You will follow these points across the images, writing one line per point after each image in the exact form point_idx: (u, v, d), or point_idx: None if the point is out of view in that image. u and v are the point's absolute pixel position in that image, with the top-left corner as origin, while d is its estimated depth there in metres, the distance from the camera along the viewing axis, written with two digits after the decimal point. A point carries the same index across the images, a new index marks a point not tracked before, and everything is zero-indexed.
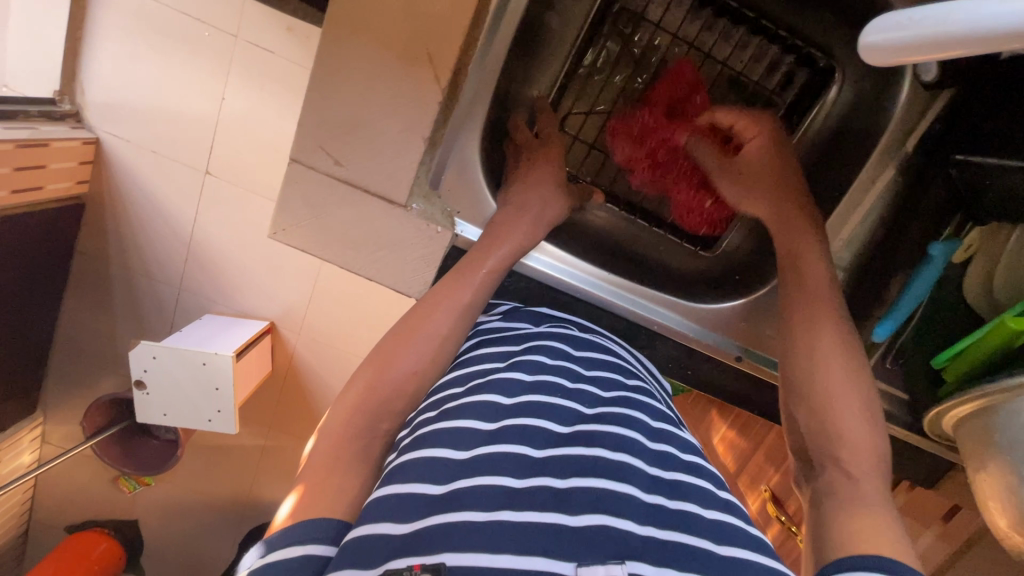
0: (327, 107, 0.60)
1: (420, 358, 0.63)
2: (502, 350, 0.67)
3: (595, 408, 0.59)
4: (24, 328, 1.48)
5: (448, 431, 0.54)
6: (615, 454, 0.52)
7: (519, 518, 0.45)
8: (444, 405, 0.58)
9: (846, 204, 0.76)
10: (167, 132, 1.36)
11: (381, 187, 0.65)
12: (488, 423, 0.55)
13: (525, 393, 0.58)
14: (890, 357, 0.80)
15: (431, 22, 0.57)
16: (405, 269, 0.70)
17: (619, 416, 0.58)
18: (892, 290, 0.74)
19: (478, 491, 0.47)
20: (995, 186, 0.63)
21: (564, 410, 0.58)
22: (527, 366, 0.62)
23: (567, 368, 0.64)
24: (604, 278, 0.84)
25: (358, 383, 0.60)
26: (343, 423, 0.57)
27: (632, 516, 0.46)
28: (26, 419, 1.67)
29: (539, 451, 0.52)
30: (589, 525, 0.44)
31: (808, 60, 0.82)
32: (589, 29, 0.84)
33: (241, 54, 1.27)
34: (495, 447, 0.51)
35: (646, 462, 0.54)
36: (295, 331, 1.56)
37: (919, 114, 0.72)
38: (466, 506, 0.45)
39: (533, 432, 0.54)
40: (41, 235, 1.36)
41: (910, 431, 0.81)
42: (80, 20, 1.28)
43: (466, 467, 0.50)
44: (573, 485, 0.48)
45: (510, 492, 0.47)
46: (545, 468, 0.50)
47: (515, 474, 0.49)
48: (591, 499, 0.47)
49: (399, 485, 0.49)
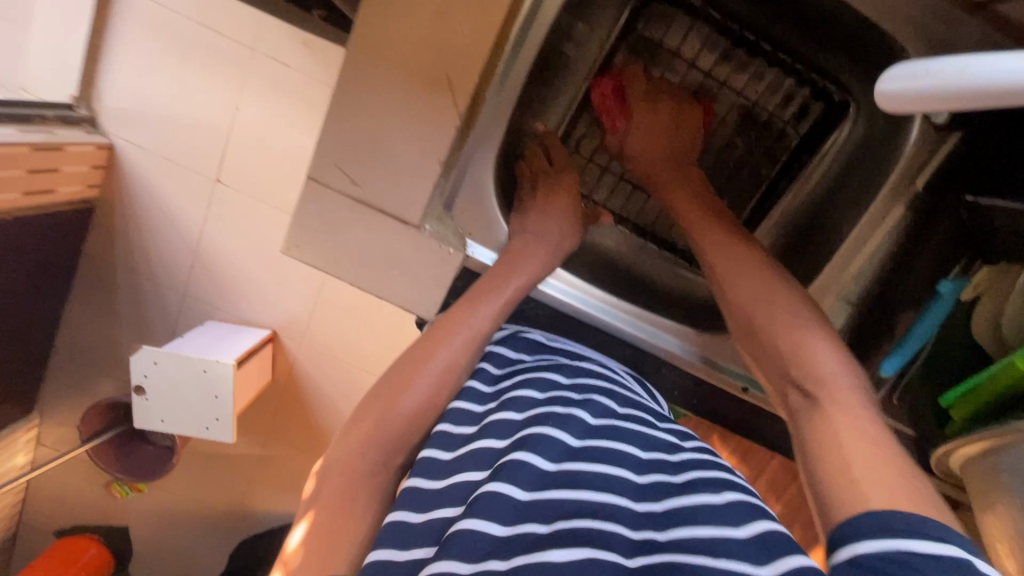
0: (342, 119, 0.58)
1: (428, 388, 0.62)
2: (483, 388, 0.64)
3: (584, 440, 0.56)
4: (27, 329, 1.48)
5: (438, 490, 0.52)
6: (598, 494, 0.50)
7: (508, 567, 0.44)
8: (440, 449, 0.57)
9: (855, 238, 0.72)
10: (180, 140, 1.38)
11: (395, 206, 0.61)
12: (482, 471, 0.53)
13: (519, 431, 0.56)
14: (897, 394, 0.75)
15: (452, 44, 0.56)
16: (415, 287, 0.65)
17: (608, 454, 0.55)
18: (903, 324, 0.72)
19: (466, 538, 0.45)
20: (1003, 226, 0.63)
21: (554, 443, 0.54)
22: (514, 405, 0.60)
23: (558, 399, 0.61)
24: (614, 304, 0.84)
25: (371, 414, 0.60)
26: (359, 457, 0.57)
27: (617, 550, 0.45)
28: (22, 420, 1.66)
29: (527, 493, 0.50)
30: (576, 560, 0.43)
31: (822, 93, 0.83)
32: (607, 53, 0.86)
33: (258, 67, 1.30)
34: (483, 489, 0.49)
35: (631, 498, 0.51)
36: (296, 341, 1.56)
37: (930, 151, 0.69)
38: (451, 556, 0.44)
39: (521, 470, 0.51)
40: (50, 237, 1.37)
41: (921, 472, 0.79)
42: (101, 30, 1.32)
43: (455, 517, 0.49)
44: (558, 529, 0.47)
45: (496, 542, 0.46)
46: (532, 514, 0.48)
47: (502, 519, 0.47)
48: (574, 538, 0.45)
49: (399, 548, 0.48)
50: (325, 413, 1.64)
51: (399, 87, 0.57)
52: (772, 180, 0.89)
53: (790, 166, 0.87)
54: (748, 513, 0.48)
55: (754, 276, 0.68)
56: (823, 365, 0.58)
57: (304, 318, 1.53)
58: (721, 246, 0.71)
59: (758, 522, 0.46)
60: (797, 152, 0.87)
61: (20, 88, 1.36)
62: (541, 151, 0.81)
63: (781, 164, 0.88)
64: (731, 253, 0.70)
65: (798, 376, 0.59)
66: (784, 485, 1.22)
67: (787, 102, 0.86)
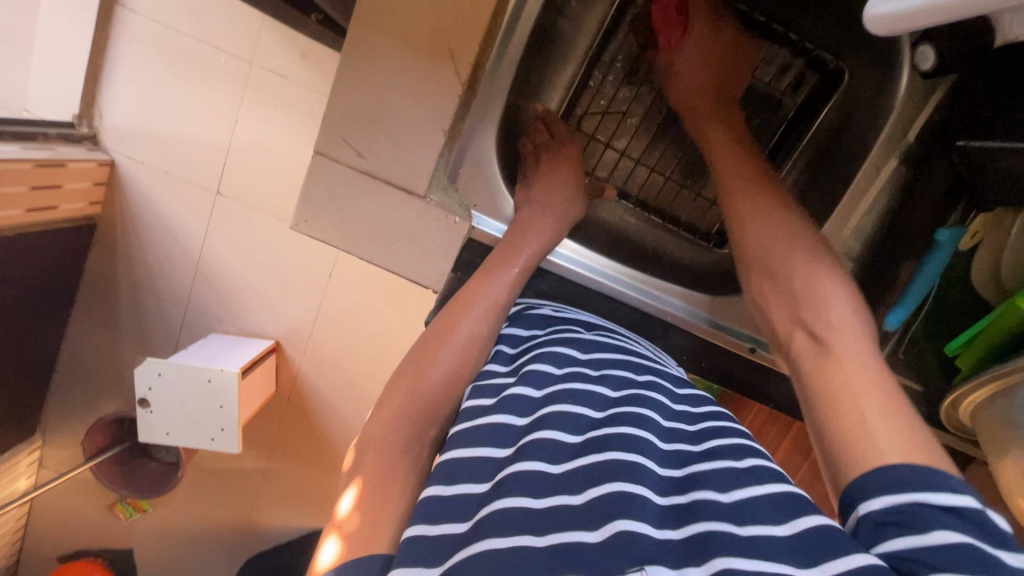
0: (348, 98, 0.59)
1: (453, 362, 0.62)
2: (501, 369, 0.62)
3: (604, 412, 0.56)
4: (29, 348, 1.47)
5: (461, 458, 0.52)
6: (629, 455, 0.49)
7: (545, 541, 0.43)
8: (460, 425, 0.56)
9: (859, 183, 0.70)
10: (182, 156, 1.40)
11: (401, 178, 0.62)
12: (504, 449, 0.53)
13: (539, 408, 0.56)
14: (902, 348, 0.73)
15: (450, 18, 0.57)
16: (423, 259, 0.66)
17: (632, 418, 0.55)
18: (904, 274, 0.67)
19: (499, 515, 0.45)
20: (998, 168, 0.58)
21: (575, 418, 0.54)
22: (529, 376, 0.59)
23: (577, 374, 0.61)
24: (622, 273, 0.82)
25: (399, 390, 0.60)
26: (392, 430, 0.57)
27: (647, 519, 0.44)
28: (24, 441, 1.64)
29: (557, 467, 0.49)
30: (610, 536, 0.42)
31: (817, 63, 0.77)
32: (604, 32, 0.81)
33: (257, 80, 1.32)
34: (513, 468, 0.49)
35: (657, 463, 0.51)
36: (300, 350, 1.56)
37: (919, 103, 0.67)
38: (488, 534, 0.44)
39: (547, 446, 0.51)
40: (52, 254, 1.37)
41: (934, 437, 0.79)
42: (102, 49, 1.34)
43: (488, 496, 0.48)
44: (591, 497, 0.46)
45: (533, 516, 0.45)
46: (562, 485, 0.48)
47: (534, 494, 0.47)
48: (608, 508, 0.44)
49: (428, 524, 0.47)
50: (330, 423, 1.63)
51: (401, 63, 0.59)
52: (767, 159, 0.82)
53: (786, 140, 0.81)
54: (768, 479, 0.48)
55: (783, 231, 0.65)
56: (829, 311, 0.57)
57: (307, 326, 1.53)
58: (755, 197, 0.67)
59: (767, 486, 0.47)
60: (794, 124, 0.80)
61: (21, 109, 1.38)
62: (542, 125, 0.81)
63: (779, 136, 0.81)
64: (764, 209, 0.66)
65: (812, 322, 0.58)
66: (797, 466, 1.21)
67: (782, 70, 0.79)
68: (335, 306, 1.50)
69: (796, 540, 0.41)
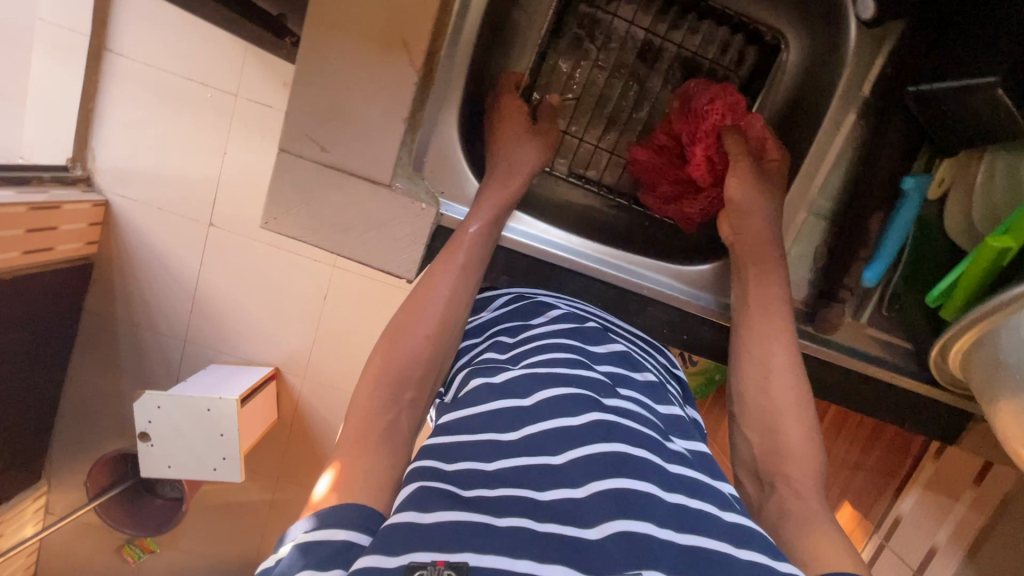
0: (311, 95, 0.62)
1: (431, 321, 0.60)
2: (498, 355, 0.59)
3: (610, 399, 0.51)
4: (31, 392, 1.46)
5: (465, 441, 0.47)
6: (633, 449, 0.46)
7: (541, 528, 0.40)
8: (462, 407, 0.52)
9: (818, 146, 0.70)
10: (173, 193, 1.41)
11: (366, 168, 0.65)
12: (509, 433, 0.48)
13: (542, 388, 0.51)
14: (884, 306, 0.72)
15: (403, 9, 0.60)
16: (392, 248, 0.68)
17: (633, 414, 0.51)
18: (873, 227, 0.66)
19: (500, 500, 0.42)
20: (952, 109, 0.60)
21: (578, 399, 0.49)
22: (542, 362, 0.54)
23: (583, 360, 0.55)
24: (591, 249, 0.76)
25: (375, 359, 0.57)
26: (369, 396, 0.54)
27: (651, 518, 0.41)
28: (30, 487, 1.59)
29: (558, 456, 0.45)
30: (608, 536, 0.39)
31: (755, 37, 0.78)
32: (554, 24, 0.79)
33: (242, 111, 1.35)
34: (518, 459, 0.45)
35: (664, 459, 0.47)
36: (300, 376, 1.55)
37: (872, 55, 0.67)
38: (485, 511, 0.40)
39: (549, 436, 0.47)
40: (50, 295, 1.38)
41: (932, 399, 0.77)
42: (92, 93, 1.36)
43: (494, 478, 0.44)
44: (592, 492, 0.42)
45: (534, 505, 0.42)
46: (562, 477, 0.44)
47: (536, 485, 0.43)
48: (611, 506, 0.41)
49: (420, 481, 0.43)
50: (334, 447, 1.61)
51: (357, 57, 0.61)
52: None
53: None
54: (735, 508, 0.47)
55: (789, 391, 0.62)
56: (793, 440, 0.59)
57: (306, 350, 1.53)
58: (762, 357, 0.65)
59: (734, 514, 0.45)
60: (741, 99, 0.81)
61: (17, 156, 1.40)
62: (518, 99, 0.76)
63: None
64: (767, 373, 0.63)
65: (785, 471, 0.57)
66: None
67: (725, 42, 0.80)
68: (332, 328, 1.50)
69: (789, 575, 0.40)
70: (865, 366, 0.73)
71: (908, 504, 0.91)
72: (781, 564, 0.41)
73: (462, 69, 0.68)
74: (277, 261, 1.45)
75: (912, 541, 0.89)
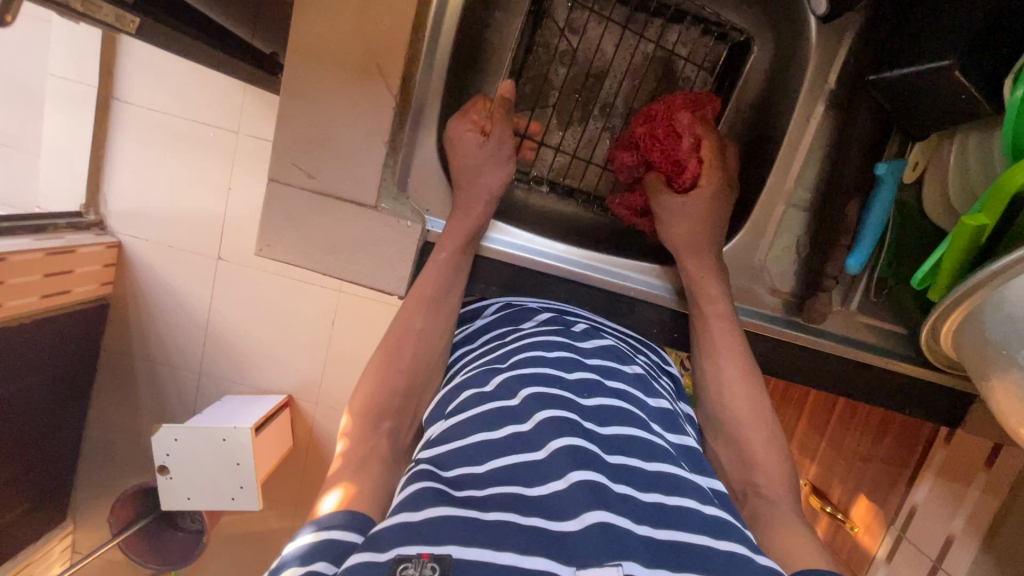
0: (295, 126, 0.66)
1: (412, 349, 0.63)
2: (490, 358, 0.60)
3: (590, 399, 0.52)
4: (54, 432, 1.49)
5: (457, 446, 0.49)
6: (610, 456, 0.47)
7: (525, 521, 0.40)
8: (455, 415, 0.53)
9: (791, 140, 0.71)
10: (182, 230, 1.46)
11: (352, 192, 0.68)
12: (496, 431, 0.49)
13: (526, 387, 0.52)
14: (874, 291, 0.73)
15: (378, 40, 0.63)
16: (382, 267, 0.71)
17: (616, 412, 0.52)
18: (851, 215, 0.67)
19: (491, 496, 0.43)
20: (918, 93, 0.60)
21: (559, 399, 0.50)
22: (526, 362, 0.55)
23: (568, 359, 0.56)
24: (576, 254, 0.78)
25: (363, 387, 0.60)
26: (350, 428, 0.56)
27: (627, 513, 0.42)
28: (56, 527, 1.62)
29: (541, 451, 0.46)
30: (589, 525, 0.39)
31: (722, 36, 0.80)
32: (525, 42, 0.80)
33: (243, 146, 1.40)
34: (505, 457, 0.46)
35: (643, 458, 0.48)
36: (312, 402, 1.57)
37: (835, 47, 0.69)
38: (474, 506, 0.42)
39: (532, 432, 0.48)
40: (70, 336, 1.43)
41: (932, 385, 0.77)
42: (101, 140, 1.42)
43: (484, 478, 0.45)
44: (574, 481, 0.43)
45: (520, 499, 0.42)
46: (545, 470, 0.44)
47: (525, 480, 0.44)
48: (589, 495, 0.42)
49: (414, 484, 0.44)
50: None
51: (336, 85, 0.65)
52: None
53: None
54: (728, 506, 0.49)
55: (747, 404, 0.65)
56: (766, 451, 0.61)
57: (317, 377, 1.55)
58: (722, 356, 0.68)
59: (714, 507, 0.46)
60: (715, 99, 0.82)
61: (35, 205, 1.46)
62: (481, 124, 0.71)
63: None
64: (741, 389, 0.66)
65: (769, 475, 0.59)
66: (816, 443, 1.11)
67: (693, 44, 0.81)
68: (341, 355, 1.53)
69: (765, 567, 0.41)
70: (860, 353, 0.73)
71: (921, 493, 0.88)
72: (758, 556, 0.42)
73: (440, 93, 0.71)
74: (283, 289, 1.49)
75: (929, 530, 0.86)
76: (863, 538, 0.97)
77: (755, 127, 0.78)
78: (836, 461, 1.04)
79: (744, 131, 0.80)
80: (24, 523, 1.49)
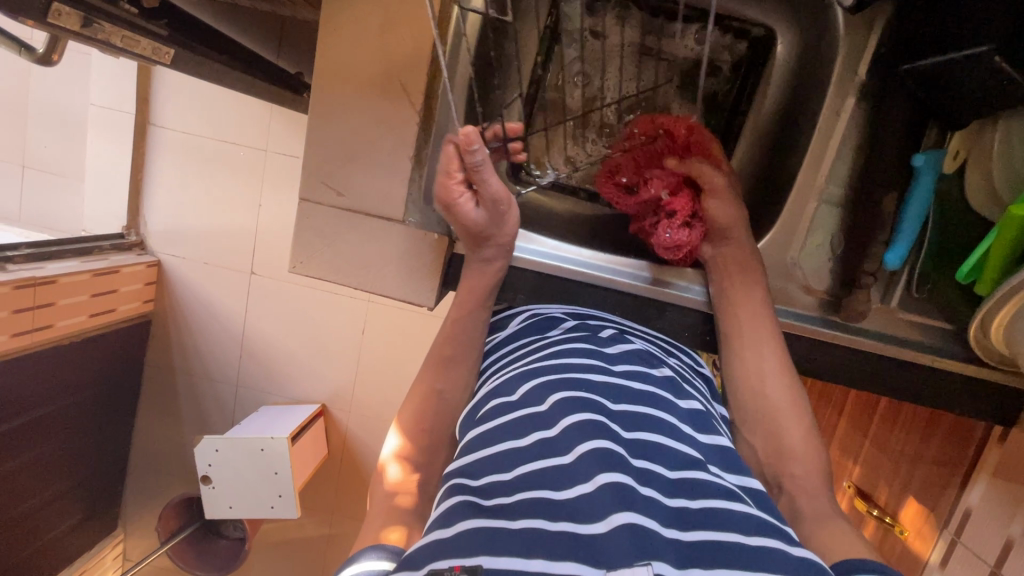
0: (322, 144, 0.68)
1: (441, 396, 0.65)
2: (515, 366, 0.60)
3: (617, 404, 0.52)
4: (104, 444, 1.56)
5: (485, 454, 0.49)
6: (636, 460, 0.46)
7: (554, 526, 0.40)
8: (483, 424, 0.53)
9: (820, 134, 0.69)
10: (217, 247, 1.52)
11: (379, 208, 0.69)
12: (523, 438, 0.49)
13: (552, 394, 0.52)
14: (916, 287, 0.70)
15: (401, 58, 0.65)
16: (411, 280, 0.72)
17: (643, 417, 0.51)
18: (889, 209, 0.65)
19: (519, 502, 0.43)
20: (955, 79, 0.58)
21: (585, 403, 0.50)
22: (553, 368, 0.55)
23: (593, 364, 0.56)
24: (602, 260, 0.77)
25: (405, 414, 0.64)
26: (380, 497, 0.57)
27: (655, 516, 0.41)
28: (107, 536, 1.69)
29: (568, 455, 0.46)
30: (616, 528, 0.39)
31: (743, 33, 0.79)
32: (545, 52, 0.82)
33: (272, 164, 1.45)
34: (532, 462, 0.46)
35: (667, 466, 0.47)
36: (346, 411, 1.60)
37: (866, 35, 0.66)
38: (503, 515, 0.42)
39: (559, 437, 0.47)
40: (117, 352, 1.50)
41: (984, 382, 0.74)
42: (140, 164, 1.48)
43: (512, 484, 0.45)
44: (601, 484, 0.42)
45: (549, 504, 0.42)
46: (573, 474, 0.44)
47: (554, 483, 0.44)
48: (617, 499, 0.41)
49: (447, 499, 0.45)
50: None
51: (361, 102, 0.66)
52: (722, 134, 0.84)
53: (734, 115, 0.83)
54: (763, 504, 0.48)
55: (788, 412, 0.64)
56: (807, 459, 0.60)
57: (349, 386, 1.58)
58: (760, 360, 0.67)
59: (743, 505, 0.44)
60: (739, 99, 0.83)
61: (80, 229, 1.53)
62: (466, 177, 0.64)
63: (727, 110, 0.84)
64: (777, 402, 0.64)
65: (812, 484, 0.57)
66: (858, 444, 1.08)
67: (716, 45, 0.81)
68: (372, 364, 1.56)
69: (800, 558, 0.40)
70: (904, 352, 0.71)
71: (976, 495, 0.84)
72: (792, 548, 0.41)
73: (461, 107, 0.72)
74: (315, 302, 1.53)
75: (985, 535, 0.81)
76: (913, 542, 0.92)
77: (784, 124, 0.76)
78: (880, 461, 1.01)
79: (770, 128, 0.79)
80: (78, 533, 1.56)
